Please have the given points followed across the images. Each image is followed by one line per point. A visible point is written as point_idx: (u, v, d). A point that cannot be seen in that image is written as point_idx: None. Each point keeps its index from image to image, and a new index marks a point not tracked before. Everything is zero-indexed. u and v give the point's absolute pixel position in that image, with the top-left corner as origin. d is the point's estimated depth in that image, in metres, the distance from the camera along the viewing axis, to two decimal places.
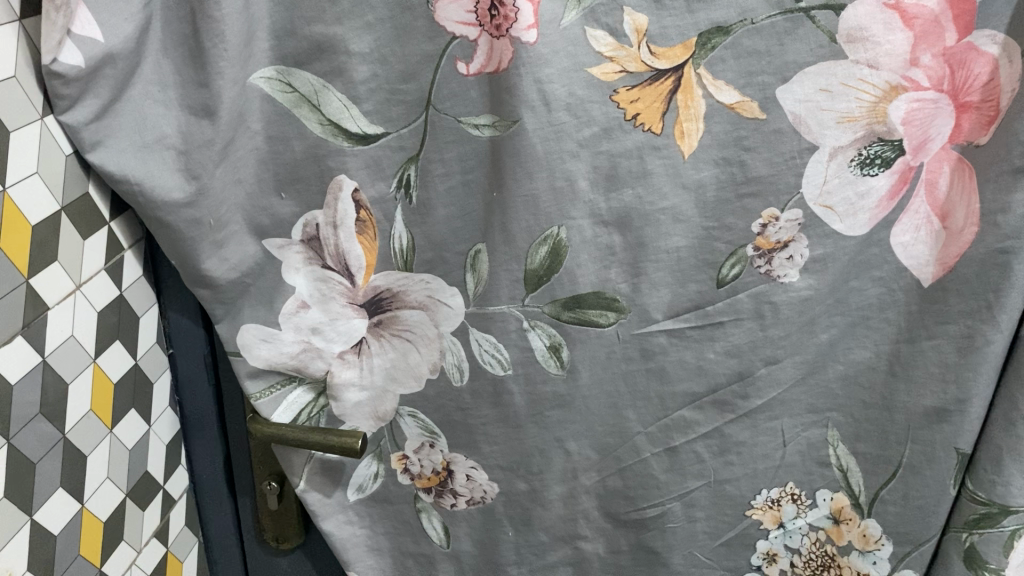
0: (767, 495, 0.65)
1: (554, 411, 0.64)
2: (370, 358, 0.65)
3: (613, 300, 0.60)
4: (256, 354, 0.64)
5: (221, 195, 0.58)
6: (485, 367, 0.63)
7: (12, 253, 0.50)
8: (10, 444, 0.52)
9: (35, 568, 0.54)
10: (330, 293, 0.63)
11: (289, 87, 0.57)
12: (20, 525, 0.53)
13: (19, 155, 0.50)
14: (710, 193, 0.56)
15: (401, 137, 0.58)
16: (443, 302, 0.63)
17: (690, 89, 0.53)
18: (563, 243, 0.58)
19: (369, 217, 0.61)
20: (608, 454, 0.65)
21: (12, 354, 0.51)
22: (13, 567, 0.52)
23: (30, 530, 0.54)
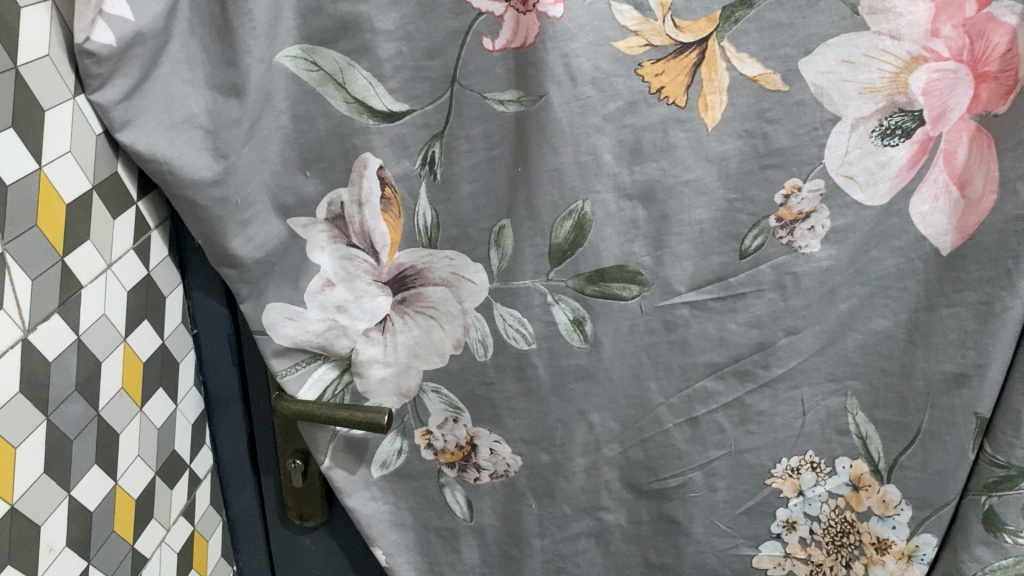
0: (786, 464, 0.66)
1: (578, 383, 0.65)
2: (394, 335, 0.66)
3: (636, 274, 0.60)
4: (282, 332, 0.64)
5: (248, 174, 0.59)
6: (510, 342, 0.64)
7: (48, 231, 0.50)
8: (48, 421, 0.52)
9: (72, 543, 0.55)
10: (354, 270, 0.64)
11: (315, 66, 0.58)
12: (60, 501, 0.53)
13: (53, 134, 0.51)
14: (733, 164, 0.56)
15: (426, 114, 0.59)
16: (467, 277, 0.64)
17: (714, 61, 0.54)
18: (587, 217, 0.59)
19: (394, 194, 0.62)
20: (630, 425, 0.66)
21: (50, 332, 0.51)
22: (53, 542, 0.53)
23: (68, 506, 0.54)
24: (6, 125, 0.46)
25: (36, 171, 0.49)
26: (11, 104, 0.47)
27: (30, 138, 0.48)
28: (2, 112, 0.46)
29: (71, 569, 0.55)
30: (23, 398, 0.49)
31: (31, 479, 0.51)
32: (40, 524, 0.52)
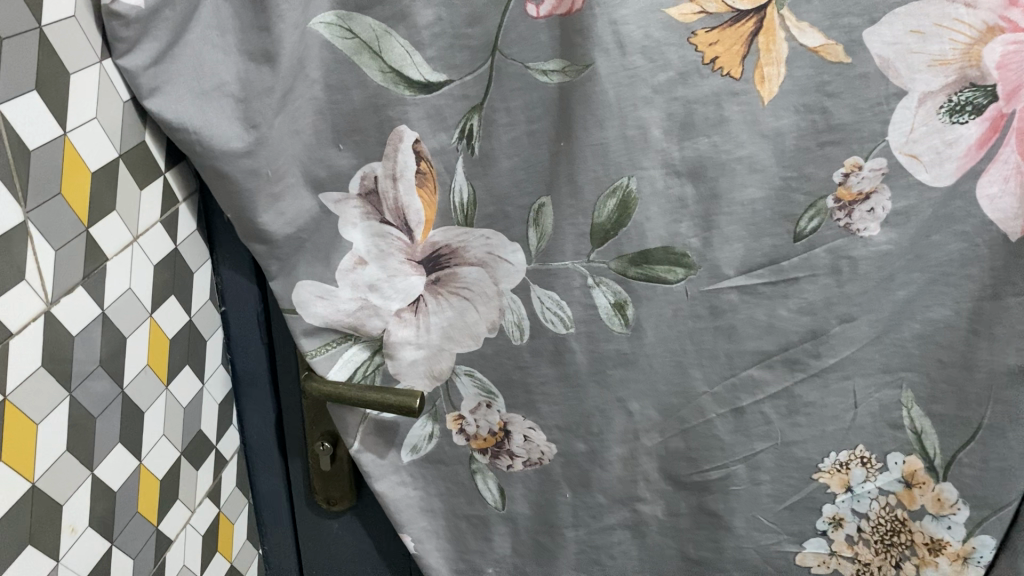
0: (835, 459, 0.62)
1: (617, 369, 0.62)
2: (427, 316, 0.63)
3: (682, 255, 0.57)
4: (312, 311, 0.63)
5: (279, 145, 0.57)
6: (547, 325, 0.62)
7: (72, 201, 0.48)
8: (72, 397, 0.50)
9: (95, 523, 0.53)
10: (387, 248, 0.62)
11: (350, 33, 0.56)
12: (84, 481, 0.52)
13: (79, 99, 0.48)
14: (789, 141, 0.53)
15: (465, 85, 0.56)
16: (504, 257, 0.61)
17: (773, 30, 0.51)
18: (632, 194, 0.56)
19: (430, 169, 0.60)
20: (671, 415, 0.63)
21: (74, 305, 0.49)
22: (75, 523, 0.51)
23: (91, 486, 0.52)
24: (29, 88, 0.44)
25: (60, 137, 0.47)
26: (34, 65, 0.45)
27: (55, 102, 0.46)
28: (25, 74, 0.44)
29: (94, 550, 0.54)
30: (46, 372, 0.48)
31: (53, 457, 0.49)
32: (62, 504, 0.50)
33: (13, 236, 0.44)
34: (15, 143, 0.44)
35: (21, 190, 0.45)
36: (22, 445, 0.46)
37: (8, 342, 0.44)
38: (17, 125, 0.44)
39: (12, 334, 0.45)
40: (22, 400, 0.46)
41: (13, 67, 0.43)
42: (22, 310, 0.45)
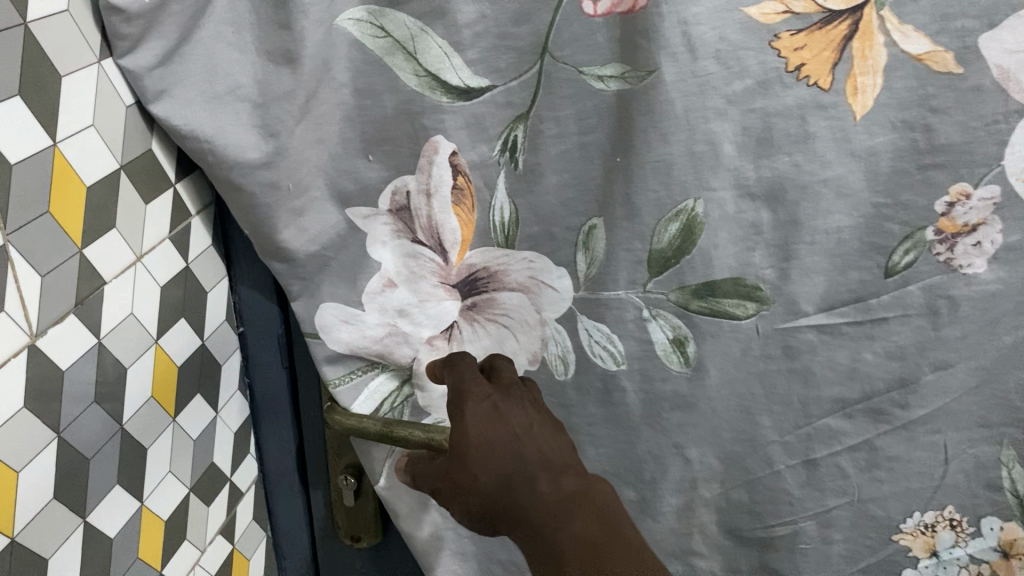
0: (920, 520, 0.54)
1: (674, 413, 0.55)
2: (462, 345, 0.57)
3: (754, 289, 0.50)
4: (336, 336, 0.57)
5: (301, 156, 0.51)
6: (595, 361, 0.55)
7: (62, 219, 0.43)
8: (60, 438, 0.44)
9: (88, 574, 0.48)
10: (419, 270, 0.55)
11: (382, 31, 0.49)
12: (75, 529, 0.46)
13: (73, 104, 0.43)
14: (884, 162, 0.46)
15: (510, 91, 0.50)
16: (548, 283, 0.55)
17: (870, 34, 0.44)
18: (699, 218, 0.49)
19: (468, 184, 0.53)
20: (734, 464, 0.56)
21: (63, 336, 0.44)
22: None
23: (82, 534, 0.47)
24: (12, 93, 0.39)
25: (49, 148, 0.41)
26: (18, 66, 0.39)
27: (42, 108, 0.41)
28: (7, 77, 0.38)
29: None
30: (29, 414, 0.42)
31: (37, 507, 0.43)
32: (47, 558, 0.44)
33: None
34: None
35: (0, 209, 0.39)
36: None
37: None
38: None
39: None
40: (0, 447, 0.40)
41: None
42: (2, 346, 0.40)
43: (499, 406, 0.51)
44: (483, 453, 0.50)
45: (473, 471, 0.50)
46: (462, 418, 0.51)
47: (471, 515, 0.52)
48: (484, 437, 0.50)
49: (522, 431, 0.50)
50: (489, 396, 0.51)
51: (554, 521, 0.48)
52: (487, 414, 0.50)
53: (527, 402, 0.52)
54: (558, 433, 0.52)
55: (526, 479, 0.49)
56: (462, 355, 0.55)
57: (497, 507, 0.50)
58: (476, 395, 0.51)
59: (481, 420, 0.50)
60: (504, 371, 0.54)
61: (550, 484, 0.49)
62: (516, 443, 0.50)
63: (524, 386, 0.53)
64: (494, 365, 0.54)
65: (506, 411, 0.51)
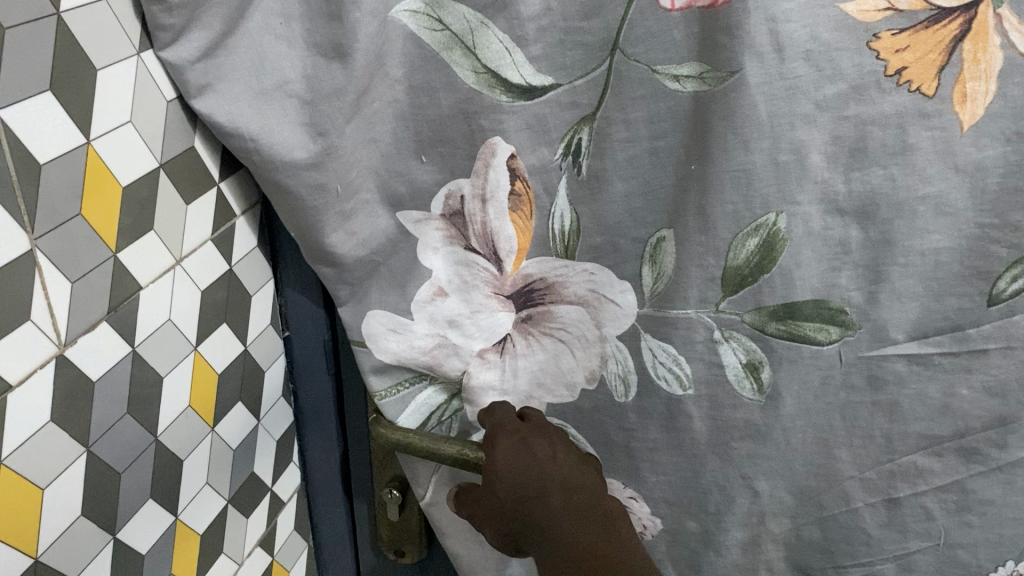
0: (1012, 570, 0.48)
1: (744, 442, 0.51)
2: (514, 359, 0.54)
3: (839, 312, 0.46)
4: (384, 346, 0.54)
5: (351, 157, 0.48)
6: (660, 383, 0.51)
7: (95, 222, 0.40)
8: (90, 452, 0.42)
9: None
10: (472, 280, 0.52)
11: (439, 24, 0.46)
12: (104, 545, 0.44)
13: (109, 99, 0.40)
14: (992, 179, 0.40)
15: (575, 90, 0.46)
16: (610, 298, 0.51)
17: (984, 34, 0.39)
18: (781, 235, 0.44)
19: (527, 190, 0.49)
20: (807, 500, 0.51)
21: (94, 346, 0.41)
22: None
23: (112, 551, 0.45)
24: (42, 88, 0.36)
25: (82, 146, 0.39)
26: (49, 60, 0.36)
27: (75, 104, 0.38)
28: (37, 71, 0.36)
29: None
30: (57, 427, 0.40)
31: (63, 525, 0.41)
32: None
33: (17, 268, 0.36)
34: (20, 157, 0.36)
35: (27, 212, 0.37)
36: (21, 516, 0.39)
37: (7, 396, 0.37)
38: (23, 134, 0.36)
39: (11, 386, 0.37)
40: (26, 464, 0.38)
41: (20, 63, 0.35)
42: (28, 356, 0.38)
43: (526, 438, 0.51)
44: (506, 480, 0.51)
45: (498, 495, 0.51)
46: (491, 448, 0.51)
47: (500, 535, 0.53)
48: (510, 468, 0.51)
49: (546, 460, 0.51)
50: (518, 431, 0.51)
51: (560, 522, 0.50)
52: (516, 452, 0.50)
53: (556, 438, 0.52)
54: (584, 462, 0.53)
55: (541, 500, 0.51)
56: (500, 403, 0.54)
57: (517, 526, 0.52)
58: (506, 430, 0.51)
59: (508, 451, 0.50)
60: (535, 416, 0.53)
61: (561, 504, 0.50)
62: (536, 473, 0.51)
63: (555, 429, 0.53)
64: (526, 410, 0.53)
65: (533, 444, 0.51)
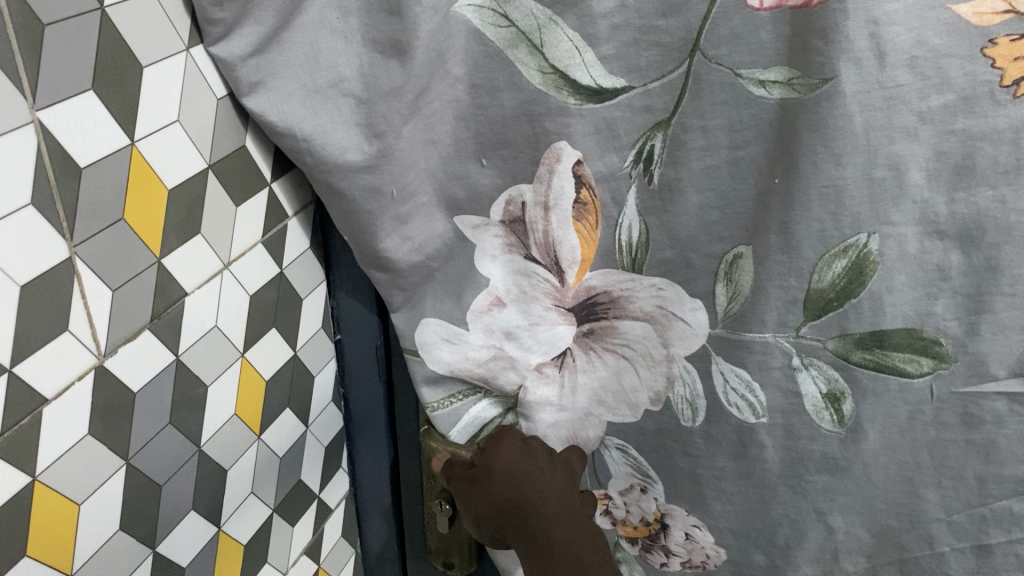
0: None
1: (820, 475, 0.47)
2: (574, 374, 0.51)
3: (932, 343, 0.41)
4: (437, 356, 0.52)
5: (409, 159, 0.45)
6: (731, 411, 0.48)
7: (139, 227, 0.38)
8: (130, 464, 0.41)
9: None
10: (531, 291, 0.49)
11: (505, 21, 0.43)
12: (142, 559, 0.43)
13: (156, 98, 0.38)
14: None
15: (649, 93, 0.42)
16: (679, 316, 0.47)
17: None
18: (872, 258, 0.41)
19: (592, 199, 0.46)
20: (886, 539, 0.47)
21: (136, 356, 0.40)
22: None
23: (152, 564, 0.44)
24: (85, 87, 0.34)
25: (126, 148, 0.37)
26: (93, 56, 0.34)
27: (119, 103, 0.36)
28: (79, 68, 0.34)
29: None
30: (94, 440, 0.38)
31: (101, 539, 0.40)
32: None
33: (54, 276, 0.34)
34: (59, 160, 0.34)
35: (66, 218, 0.35)
36: (56, 533, 0.37)
37: (42, 410, 0.35)
38: (63, 136, 0.34)
39: (47, 401, 0.35)
40: (61, 481, 0.37)
41: (62, 61, 0.33)
42: (65, 368, 0.36)
43: (528, 444, 0.50)
44: (503, 470, 0.50)
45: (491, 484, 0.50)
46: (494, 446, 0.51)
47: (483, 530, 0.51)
48: (509, 461, 0.50)
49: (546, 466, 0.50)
50: (522, 437, 0.51)
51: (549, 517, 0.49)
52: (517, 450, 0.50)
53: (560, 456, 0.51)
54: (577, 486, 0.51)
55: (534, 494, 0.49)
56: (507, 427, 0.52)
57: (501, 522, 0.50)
58: (511, 434, 0.51)
59: (510, 448, 0.50)
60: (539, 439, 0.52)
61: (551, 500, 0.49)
62: (537, 473, 0.49)
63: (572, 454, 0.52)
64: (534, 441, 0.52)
65: (535, 451, 0.50)
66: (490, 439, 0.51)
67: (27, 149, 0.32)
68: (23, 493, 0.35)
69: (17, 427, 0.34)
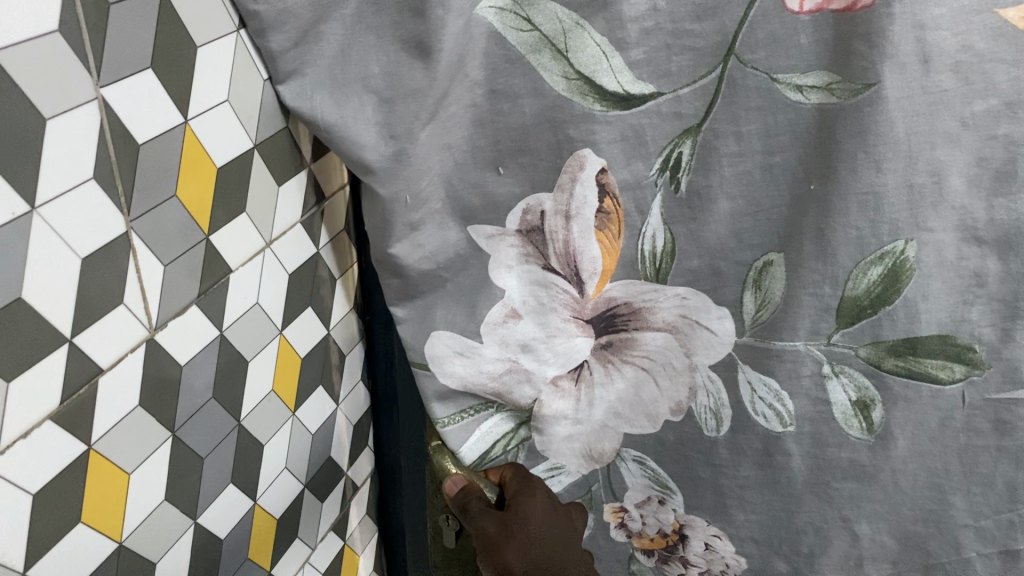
0: None
1: (847, 482, 0.46)
2: (591, 388, 0.50)
3: (966, 349, 0.41)
4: (449, 370, 0.50)
5: (425, 165, 0.43)
6: (757, 419, 0.47)
7: (190, 206, 0.37)
8: (175, 436, 0.39)
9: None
10: (549, 302, 0.48)
11: (528, 25, 0.41)
12: (186, 531, 0.41)
13: (209, 78, 0.36)
14: None
15: (678, 100, 0.41)
16: (703, 324, 0.46)
17: None
18: (909, 264, 0.40)
19: (616, 208, 0.45)
20: (912, 544, 0.47)
21: (184, 330, 0.38)
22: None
23: (193, 537, 0.41)
24: (145, 65, 0.32)
25: (180, 127, 0.35)
26: (153, 36, 0.32)
27: (174, 80, 0.34)
28: (141, 45, 0.32)
29: None
30: (145, 411, 0.36)
31: (148, 507, 0.38)
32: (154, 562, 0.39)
33: (114, 250, 0.33)
34: (121, 136, 0.32)
35: (124, 192, 0.33)
36: (109, 503, 0.35)
37: (97, 380, 0.33)
38: (123, 111, 0.32)
39: (103, 372, 0.33)
40: (112, 447, 0.35)
41: (124, 38, 0.31)
42: (119, 340, 0.34)
43: (555, 501, 0.51)
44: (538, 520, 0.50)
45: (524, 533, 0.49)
46: (526, 494, 0.51)
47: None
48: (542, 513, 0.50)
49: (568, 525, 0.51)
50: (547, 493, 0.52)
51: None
52: (549, 506, 0.51)
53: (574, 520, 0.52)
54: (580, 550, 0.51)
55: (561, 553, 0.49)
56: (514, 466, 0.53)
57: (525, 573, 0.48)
58: (537, 488, 0.51)
59: (543, 501, 0.51)
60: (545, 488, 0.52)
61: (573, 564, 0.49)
62: (565, 534, 0.50)
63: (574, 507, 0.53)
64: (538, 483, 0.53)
65: (559, 510, 0.51)
66: (518, 485, 0.51)
67: (93, 126, 0.31)
68: (77, 464, 0.33)
69: (74, 398, 0.32)
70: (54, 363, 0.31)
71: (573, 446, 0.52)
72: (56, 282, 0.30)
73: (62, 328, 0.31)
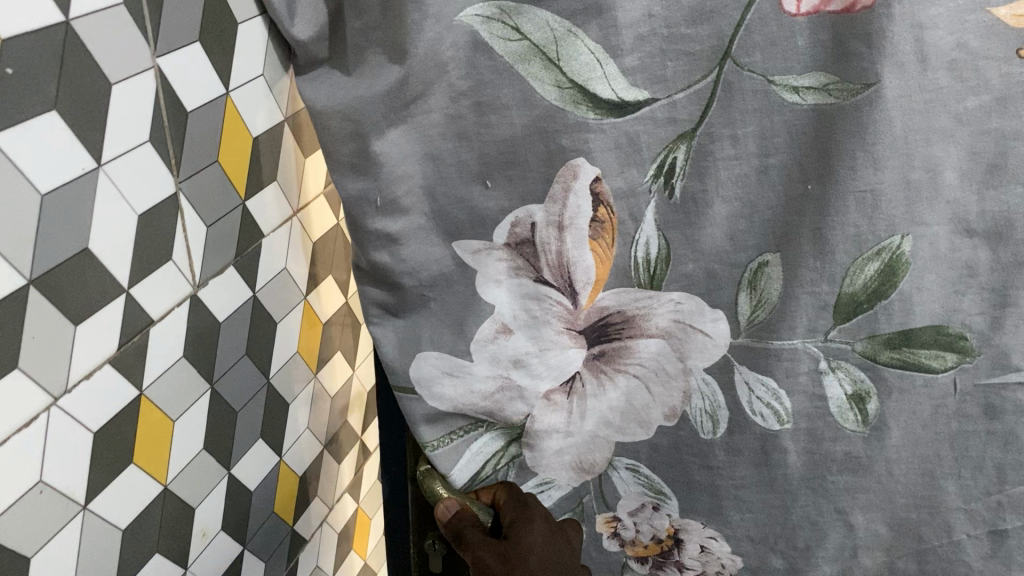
0: None
1: (843, 475, 0.47)
2: (583, 399, 0.49)
3: (957, 339, 0.42)
4: (438, 392, 0.49)
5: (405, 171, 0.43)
6: (754, 420, 0.47)
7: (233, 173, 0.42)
8: (213, 388, 0.44)
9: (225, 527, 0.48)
10: (541, 315, 0.47)
11: (516, 33, 0.41)
12: (153, 497, 0.41)
13: (245, 58, 0.41)
14: None
15: (673, 105, 0.41)
16: (699, 329, 0.46)
17: None
18: (904, 258, 0.41)
19: (610, 217, 0.44)
20: (905, 530, 0.47)
21: (227, 286, 0.44)
22: (207, 526, 0.46)
23: (226, 487, 0.47)
24: (193, 40, 0.37)
25: (223, 98, 0.40)
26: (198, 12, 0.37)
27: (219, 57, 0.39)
28: (188, 22, 0.37)
29: (224, 557, 0.49)
30: (186, 364, 0.42)
31: (188, 454, 0.43)
32: (194, 507, 0.44)
33: (162, 212, 0.38)
34: (172, 104, 0.37)
35: (175, 154, 0.38)
36: (157, 442, 0.40)
37: (148, 330, 0.38)
38: (176, 79, 0.37)
39: (154, 321, 0.39)
40: (159, 393, 0.40)
41: (177, 13, 0.36)
42: (168, 292, 0.39)
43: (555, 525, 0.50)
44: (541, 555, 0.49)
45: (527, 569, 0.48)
46: (528, 523, 0.49)
47: None
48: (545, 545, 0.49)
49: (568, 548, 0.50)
50: (547, 515, 0.50)
51: None
52: (551, 534, 0.49)
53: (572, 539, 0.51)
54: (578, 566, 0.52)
55: None
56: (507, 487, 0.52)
57: None
58: (538, 513, 0.50)
59: (544, 529, 0.49)
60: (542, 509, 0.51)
61: None
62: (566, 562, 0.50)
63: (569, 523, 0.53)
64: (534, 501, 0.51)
65: (560, 534, 0.50)
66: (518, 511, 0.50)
67: (145, 92, 0.35)
68: (131, 405, 0.38)
69: (129, 344, 0.37)
70: (107, 307, 0.35)
71: (564, 459, 0.51)
72: (117, 239, 0.35)
73: (123, 279, 0.36)
